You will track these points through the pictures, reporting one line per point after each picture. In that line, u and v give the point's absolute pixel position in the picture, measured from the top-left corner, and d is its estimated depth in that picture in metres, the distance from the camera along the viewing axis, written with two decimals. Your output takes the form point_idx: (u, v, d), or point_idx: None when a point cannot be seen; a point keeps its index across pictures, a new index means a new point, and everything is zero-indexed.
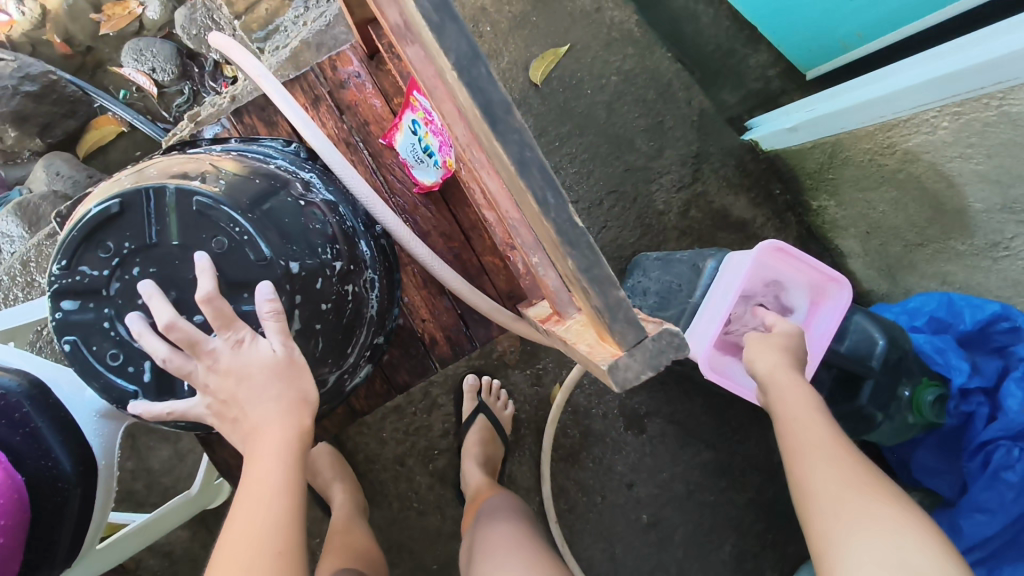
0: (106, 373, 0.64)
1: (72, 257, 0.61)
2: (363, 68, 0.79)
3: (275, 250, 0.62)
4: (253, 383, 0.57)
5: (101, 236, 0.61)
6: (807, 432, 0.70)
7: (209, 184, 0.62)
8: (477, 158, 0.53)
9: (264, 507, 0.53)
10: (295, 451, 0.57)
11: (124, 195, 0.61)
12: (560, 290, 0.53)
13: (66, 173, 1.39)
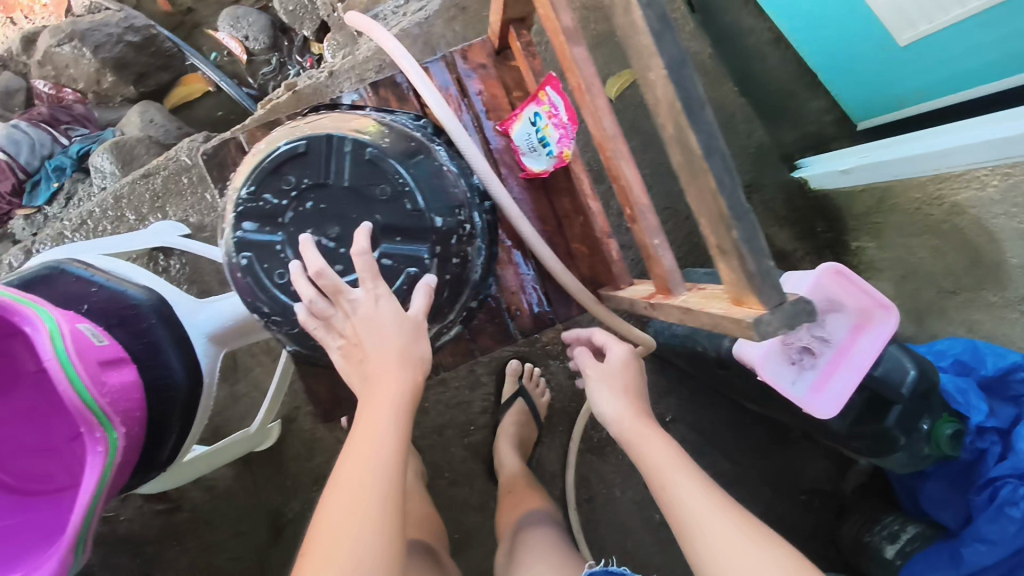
0: (271, 289, 0.73)
1: (259, 183, 0.73)
2: (489, 62, 0.87)
3: (426, 203, 0.74)
4: (378, 348, 0.67)
5: (287, 170, 0.73)
6: (676, 474, 0.73)
7: (378, 140, 0.74)
8: (620, 149, 0.61)
9: (378, 451, 0.63)
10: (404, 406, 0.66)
11: (309, 139, 0.72)
12: (674, 269, 0.62)
13: (159, 121, 1.48)
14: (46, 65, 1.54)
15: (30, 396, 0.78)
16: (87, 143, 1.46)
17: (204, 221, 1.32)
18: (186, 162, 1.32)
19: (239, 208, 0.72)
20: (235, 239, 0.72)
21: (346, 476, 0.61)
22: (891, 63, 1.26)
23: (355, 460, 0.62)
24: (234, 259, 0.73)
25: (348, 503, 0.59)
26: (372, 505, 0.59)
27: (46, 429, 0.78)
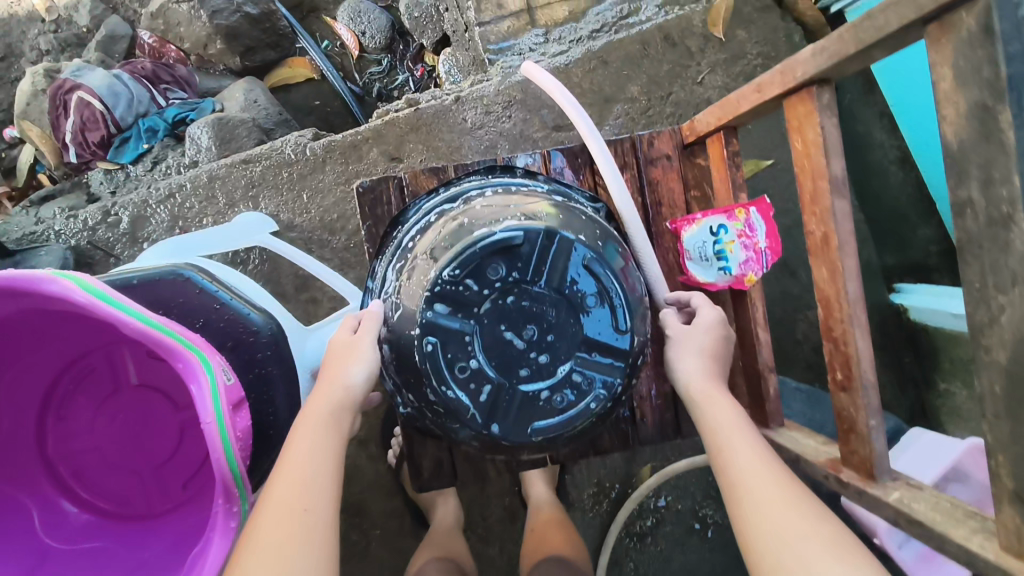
0: (445, 390, 0.57)
1: (464, 268, 0.56)
2: (675, 155, 0.82)
3: (638, 325, 0.61)
4: (322, 381, 0.60)
5: (503, 259, 0.57)
6: (738, 438, 0.60)
7: (597, 243, 0.60)
8: (856, 316, 0.57)
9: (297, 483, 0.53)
10: (332, 438, 0.56)
11: (529, 228, 0.57)
12: (883, 456, 0.58)
13: (262, 103, 1.42)
14: (158, 18, 1.47)
15: (124, 410, 0.74)
16: (184, 110, 1.40)
17: (294, 220, 1.26)
18: (291, 156, 1.26)
19: (433, 289, 0.56)
20: (422, 323, 0.56)
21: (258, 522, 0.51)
22: None
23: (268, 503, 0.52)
24: (416, 345, 0.57)
25: (251, 547, 0.49)
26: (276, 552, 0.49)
27: (135, 448, 0.74)
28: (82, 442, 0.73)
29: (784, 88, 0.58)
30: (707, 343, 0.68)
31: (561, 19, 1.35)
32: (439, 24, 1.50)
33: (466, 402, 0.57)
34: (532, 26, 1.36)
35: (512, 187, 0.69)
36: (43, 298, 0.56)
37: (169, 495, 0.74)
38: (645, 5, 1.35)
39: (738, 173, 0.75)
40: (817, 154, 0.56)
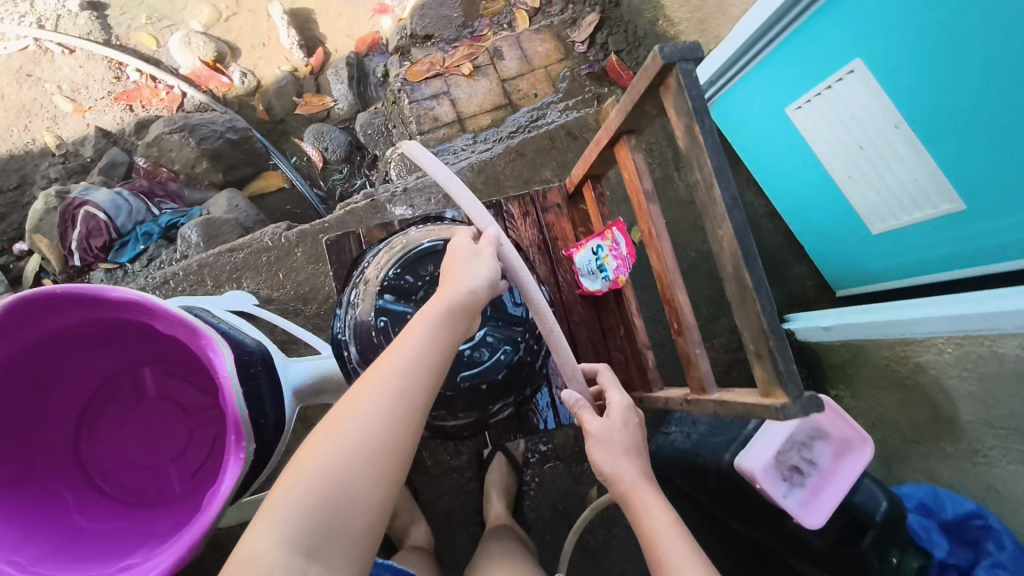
0: None
1: (404, 267, 0.86)
2: (563, 203, 1.11)
3: (528, 302, 0.90)
4: (444, 286, 0.76)
5: (430, 259, 0.87)
6: (667, 534, 0.74)
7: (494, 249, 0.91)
8: (676, 279, 0.82)
9: (404, 371, 0.69)
10: (433, 330, 0.72)
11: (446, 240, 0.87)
12: (708, 374, 0.81)
13: (243, 207, 1.70)
14: (153, 147, 1.78)
15: (144, 419, 0.93)
16: (176, 216, 1.67)
17: (273, 294, 1.50)
18: (269, 243, 1.52)
19: (383, 283, 0.86)
20: (377, 306, 0.85)
21: (367, 389, 0.68)
22: (851, 245, 1.63)
23: (381, 378, 0.68)
24: (373, 322, 0.84)
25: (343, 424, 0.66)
26: (378, 412, 0.66)
27: (152, 447, 0.93)
28: (106, 446, 0.91)
29: (608, 138, 0.87)
30: (629, 444, 0.83)
31: (485, 126, 1.73)
32: (389, 137, 1.87)
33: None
34: (463, 132, 1.71)
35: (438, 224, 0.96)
36: (109, 310, 0.75)
37: (178, 485, 0.90)
38: (550, 111, 1.74)
39: (604, 208, 1.03)
40: (634, 175, 0.84)
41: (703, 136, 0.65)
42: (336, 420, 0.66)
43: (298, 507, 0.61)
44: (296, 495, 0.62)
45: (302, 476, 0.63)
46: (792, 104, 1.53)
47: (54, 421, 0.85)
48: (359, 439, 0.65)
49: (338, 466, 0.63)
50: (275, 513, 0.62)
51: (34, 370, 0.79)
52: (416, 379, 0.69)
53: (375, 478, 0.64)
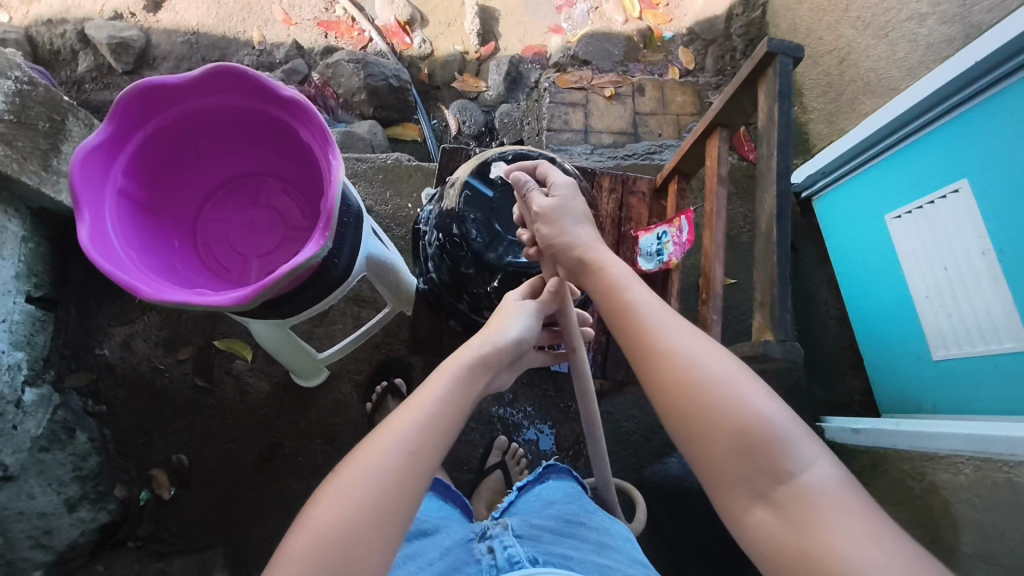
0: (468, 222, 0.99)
1: (499, 161, 1.02)
2: (647, 193, 1.24)
3: None
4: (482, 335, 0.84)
5: (523, 161, 1.02)
6: (653, 309, 0.77)
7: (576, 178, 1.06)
8: (718, 252, 0.92)
9: (413, 427, 0.68)
10: (450, 385, 0.74)
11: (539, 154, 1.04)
12: (717, 337, 0.89)
13: (380, 135, 1.95)
14: (331, 68, 2.08)
15: (253, 217, 1.11)
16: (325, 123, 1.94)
17: (375, 206, 1.69)
18: (389, 164, 1.73)
19: (478, 167, 1.02)
20: (467, 181, 1.00)
21: (377, 442, 0.66)
22: (908, 367, 1.62)
23: (391, 435, 0.67)
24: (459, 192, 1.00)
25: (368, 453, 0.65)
26: (392, 467, 0.64)
27: (248, 240, 1.10)
28: (218, 224, 1.09)
29: (704, 127, 0.99)
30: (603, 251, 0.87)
31: (606, 144, 1.90)
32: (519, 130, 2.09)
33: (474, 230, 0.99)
34: (584, 142, 1.89)
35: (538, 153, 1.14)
36: (272, 103, 0.94)
37: (260, 275, 1.07)
38: (666, 151, 1.88)
39: (680, 201, 1.15)
40: (715, 158, 0.96)
41: (778, 114, 0.77)
42: (342, 475, 0.64)
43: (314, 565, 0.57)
44: (310, 553, 0.58)
45: (317, 532, 0.59)
46: (892, 211, 1.59)
47: (192, 184, 1.06)
48: (373, 492, 0.62)
49: (356, 515, 0.60)
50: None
51: (192, 134, 0.99)
52: (443, 415, 0.71)
53: (390, 533, 0.61)
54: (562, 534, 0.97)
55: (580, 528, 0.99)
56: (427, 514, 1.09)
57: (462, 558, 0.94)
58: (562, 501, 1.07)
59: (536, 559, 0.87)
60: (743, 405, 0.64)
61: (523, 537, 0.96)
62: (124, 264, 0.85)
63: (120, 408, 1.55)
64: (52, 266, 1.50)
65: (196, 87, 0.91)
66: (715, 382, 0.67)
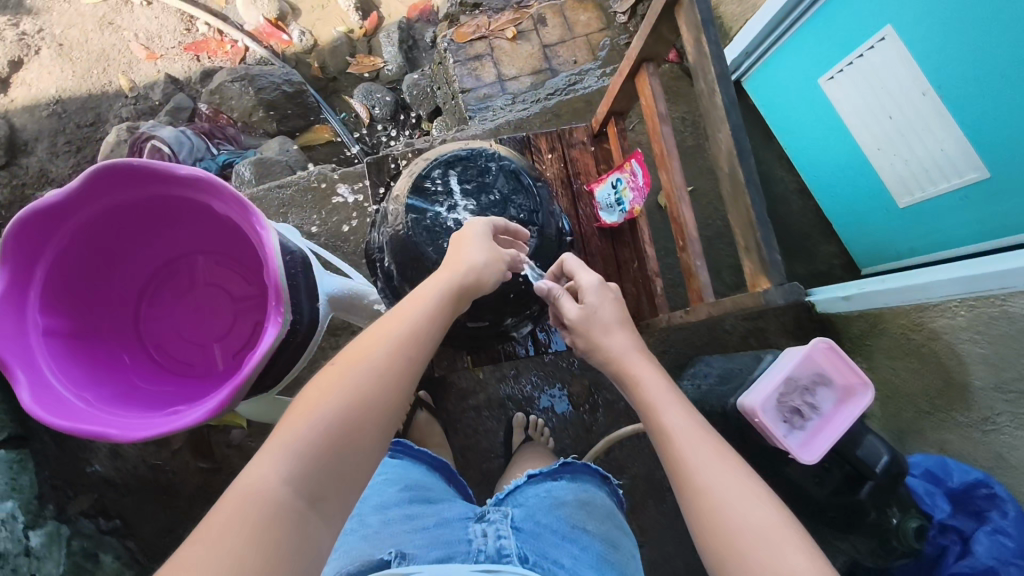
0: (419, 248, 0.91)
1: (432, 171, 0.94)
2: (588, 141, 1.18)
3: (542, 214, 0.96)
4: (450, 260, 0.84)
5: (457, 167, 0.94)
6: (690, 435, 0.75)
7: (516, 162, 0.97)
8: (682, 196, 0.88)
9: (404, 334, 0.72)
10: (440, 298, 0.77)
11: (472, 151, 0.95)
12: (707, 283, 0.86)
13: (293, 151, 1.83)
14: (216, 94, 1.91)
15: (195, 301, 1.03)
16: (233, 156, 1.80)
17: (315, 230, 1.60)
18: (314, 181, 1.63)
19: (414, 184, 0.93)
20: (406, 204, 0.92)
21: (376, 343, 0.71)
22: (877, 222, 1.64)
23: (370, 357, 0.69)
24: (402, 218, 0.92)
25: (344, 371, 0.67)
26: (383, 365, 0.69)
27: (199, 326, 1.03)
28: (162, 321, 1.01)
29: (629, 66, 0.93)
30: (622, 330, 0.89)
31: (526, 88, 1.80)
32: (433, 98, 1.98)
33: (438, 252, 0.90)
34: (502, 92, 1.80)
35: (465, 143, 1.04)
36: (175, 187, 0.85)
37: (223, 362, 1.00)
38: (588, 77, 1.79)
39: (624, 143, 1.09)
40: (651, 98, 0.90)
41: (709, 44, 0.71)
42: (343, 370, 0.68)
43: (310, 445, 0.61)
44: (307, 434, 0.61)
45: (315, 415, 0.63)
46: (825, 74, 1.55)
47: (119, 290, 0.97)
48: (369, 391, 0.66)
49: (351, 409, 0.64)
50: (284, 449, 0.60)
51: (101, 239, 0.89)
52: (417, 338, 0.73)
53: (373, 429, 0.65)
54: (561, 539, 0.95)
55: (584, 537, 0.98)
56: (433, 486, 1.09)
57: (456, 535, 0.93)
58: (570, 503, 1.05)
59: (527, 561, 0.86)
60: (741, 522, 0.65)
61: (522, 531, 0.94)
62: (83, 412, 0.79)
63: (135, 517, 1.50)
64: (8, 403, 1.41)
65: (85, 195, 0.82)
66: (721, 493, 0.68)
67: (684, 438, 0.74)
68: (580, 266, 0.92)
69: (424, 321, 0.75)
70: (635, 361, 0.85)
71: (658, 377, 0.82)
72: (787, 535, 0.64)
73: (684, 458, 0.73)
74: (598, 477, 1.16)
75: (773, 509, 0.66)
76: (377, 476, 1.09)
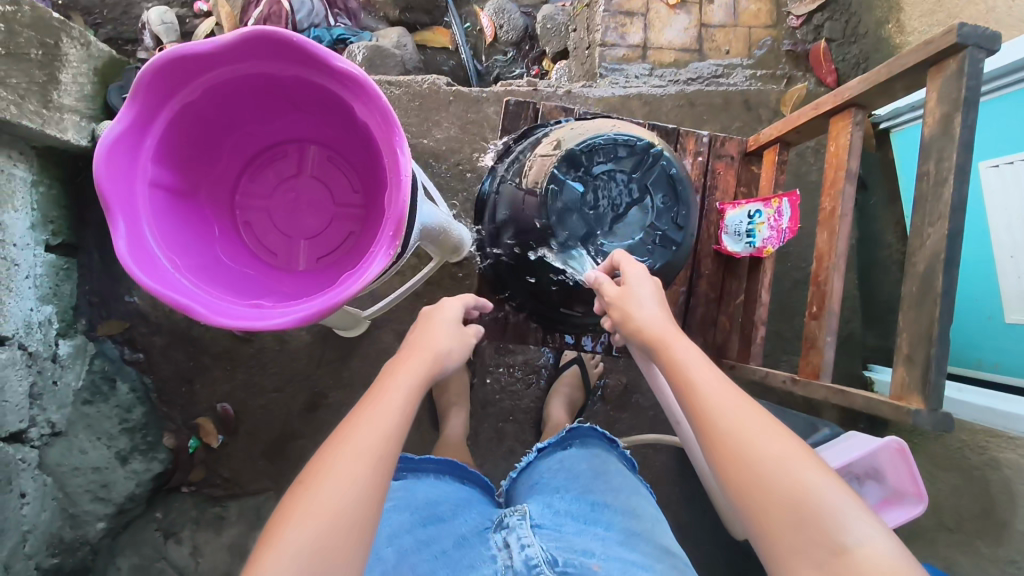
0: (551, 226, 0.84)
1: (588, 147, 0.84)
2: (736, 157, 1.10)
3: (684, 229, 0.89)
4: (418, 334, 0.90)
5: (610, 154, 0.85)
6: (718, 387, 0.70)
7: (675, 163, 0.88)
8: (838, 265, 0.81)
9: (398, 412, 0.73)
10: (417, 386, 0.79)
11: (635, 138, 0.85)
12: (830, 363, 0.81)
13: (409, 48, 1.73)
14: None
15: (296, 190, 0.98)
16: (347, 33, 1.71)
17: (412, 140, 1.53)
18: (426, 90, 1.55)
19: (565, 155, 0.84)
20: (550, 173, 0.83)
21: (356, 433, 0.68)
22: (973, 326, 1.53)
23: (363, 426, 0.69)
24: (543, 186, 0.83)
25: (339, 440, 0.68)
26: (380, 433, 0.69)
27: (293, 217, 0.97)
28: (260, 198, 0.97)
29: (832, 105, 0.84)
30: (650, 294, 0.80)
31: (667, 63, 1.68)
32: (565, 39, 1.86)
33: (565, 241, 0.85)
34: (641, 59, 1.68)
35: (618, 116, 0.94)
36: (320, 74, 0.78)
37: (309, 260, 0.96)
38: (736, 74, 1.67)
39: (779, 176, 1.01)
40: (845, 150, 0.82)
41: (962, 127, 0.63)
42: (334, 455, 0.66)
43: (311, 531, 0.59)
44: (299, 533, 0.59)
45: (305, 516, 0.60)
46: (990, 159, 1.41)
47: (226, 155, 0.92)
48: (366, 467, 0.66)
49: (353, 487, 0.63)
50: (291, 542, 0.59)
51: (226, 102, 0.84)
52: (405, 410, 0.74)
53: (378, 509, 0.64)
54: (585, 524, 0.91)
55: (603, 512, 0.95)
56: (441, 499, 1.00)
57: (477, 554, 0.85)
58: (586, 480, 1.02)
59: (558, 565, 0.80)
60: (761, 452, 0.63)
61: (545, 530, 0.88)
62: (173, 281, 0.75)
63: (159, 357, 1.49)
64: (70, 211, 1.38)
65: (229, 56, 0.76)
66: (740, 429, 0.65)
67: (703, 382, 0.70)
68: (627, 256, 0.83)
69: (399, 413, 0.73)
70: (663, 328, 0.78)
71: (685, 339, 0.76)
72: (805, 458, 0.62)
73: (708, 408, 0.68)
74: (605, 440, 1.15)
75: (789, 437, 0.64)
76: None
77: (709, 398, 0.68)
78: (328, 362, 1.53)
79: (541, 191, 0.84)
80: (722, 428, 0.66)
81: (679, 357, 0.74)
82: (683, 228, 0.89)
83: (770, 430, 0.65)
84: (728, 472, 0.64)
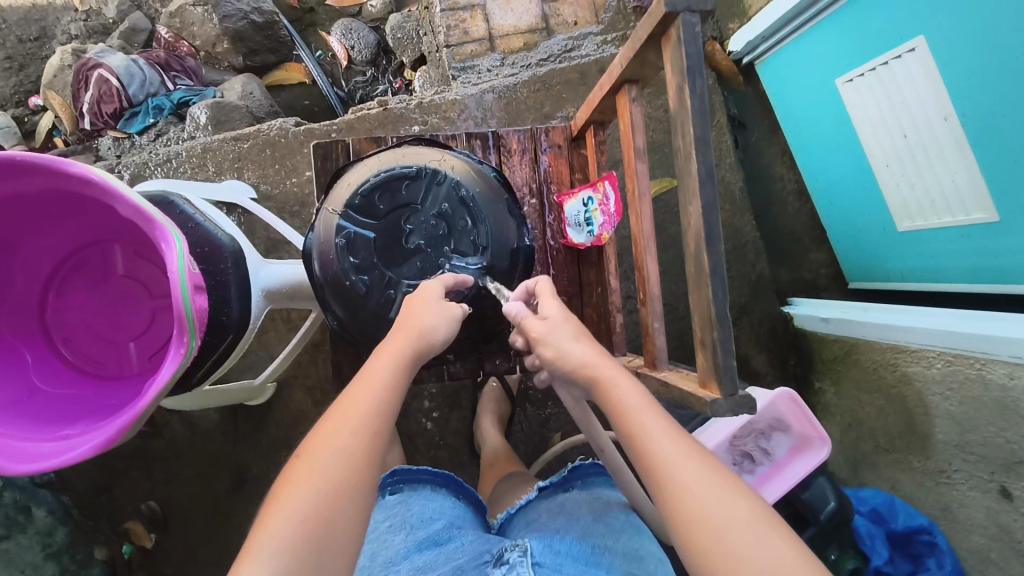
0: (348, 275, 0.83)
1: (370, 189, 0.84)
2: (566, 144, 1.07)
3: (495, 244, 0.87)
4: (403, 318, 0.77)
5: (393, 189, 0.84)
6: (661, 431, 0.64)
7: (470, 181, 0.87)
8: (649, 247, 0.78)
9: (373, 398, 0.67)
10: (402, 375, 0.71)
11: (417, 168, 0.85)
12: (663, 350, 0.79)
13: (257, 96, 1.68)
14: (175, 17, 1.74)
15: (111, 294, 0.94)
16: (189, 95, 1.65)
17: (272, 191, 1.48)
18: (276, 137, 1.50)
19: (347, 203, 0.83)
20: (337, 224, 0.83)
21: (340, 425, 0.64)
22: (873, 240, 1.51)
23: (350, 417, 0.64)
24: (333, 238, 0.83)
25: (310, 447, 0.62)
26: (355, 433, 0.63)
27: (114, 322, 0.94)
28: (73, 311, 0.93)
29: (609, 83, 0.80)
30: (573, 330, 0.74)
31: (516, 48, 1.64)
32: (418, 45, 1.81)
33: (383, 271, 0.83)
34: (491, 51, 1.63)
35: (418, 142, 0.93)
36: (63, 180, 0.74)
37: (140, 363, 0.92)
38: (587, 43, 1.63)
39: (601, 158, 0.98)
40: (628, 130, 0.78)
41: (691, 98, 0.59)
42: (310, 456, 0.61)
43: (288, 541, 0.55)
44: (283, 530, 0.55)
45: (291, 507, 0.57)
46: (842, 75, 1.38)
47: (20, 282, 0.88)
48: (342, 473, 0.60)
49: (326, 501, 0.58)
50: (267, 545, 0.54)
51: None
52: (384, 402, 0.67)
53: (355, 511, 0.59)
54: (586, 565, 0.82)
55: (605, 554, 0.85)
56: (437, 515, 0.96)
57: None
58: (586, 523, 0.91)
59: None
60: (720, 515, 0.57)
61: (544, 566, 0.80)
62: None
63: (70, 473, 1.44)
64: None
65: None
66: (699, 489, 0.59)
67: (660, 440, 0.63)
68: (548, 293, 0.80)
69: (382, 400, 0.67)
70: (604, 366, 0.71)
71: (628, 379, 0.69)
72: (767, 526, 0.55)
73: (659, 460, 0.62)
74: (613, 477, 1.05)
75: (753, 500, 0.58)
76: (378, 523, 0.95)
77: (664, 455, 0.62)
78: (246, 433, 1.50)
79: (333, 244, 0.84)
80: (679, 488, 0.59)
81: (623, 399, 0.67)
82: (497, 243, 0.87)
83: (732, 496, 0.58)
84: (689, 536, 0.57)
